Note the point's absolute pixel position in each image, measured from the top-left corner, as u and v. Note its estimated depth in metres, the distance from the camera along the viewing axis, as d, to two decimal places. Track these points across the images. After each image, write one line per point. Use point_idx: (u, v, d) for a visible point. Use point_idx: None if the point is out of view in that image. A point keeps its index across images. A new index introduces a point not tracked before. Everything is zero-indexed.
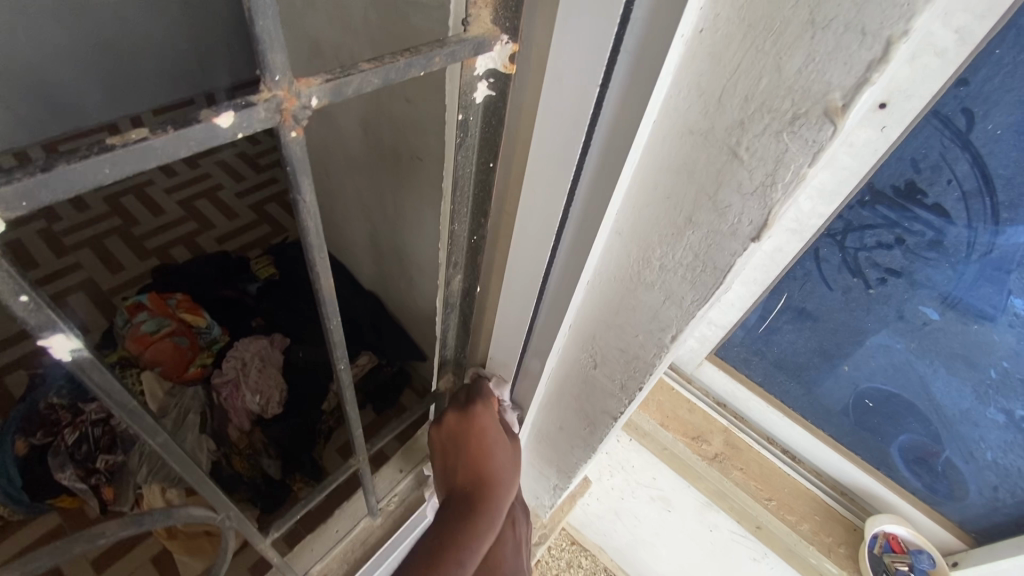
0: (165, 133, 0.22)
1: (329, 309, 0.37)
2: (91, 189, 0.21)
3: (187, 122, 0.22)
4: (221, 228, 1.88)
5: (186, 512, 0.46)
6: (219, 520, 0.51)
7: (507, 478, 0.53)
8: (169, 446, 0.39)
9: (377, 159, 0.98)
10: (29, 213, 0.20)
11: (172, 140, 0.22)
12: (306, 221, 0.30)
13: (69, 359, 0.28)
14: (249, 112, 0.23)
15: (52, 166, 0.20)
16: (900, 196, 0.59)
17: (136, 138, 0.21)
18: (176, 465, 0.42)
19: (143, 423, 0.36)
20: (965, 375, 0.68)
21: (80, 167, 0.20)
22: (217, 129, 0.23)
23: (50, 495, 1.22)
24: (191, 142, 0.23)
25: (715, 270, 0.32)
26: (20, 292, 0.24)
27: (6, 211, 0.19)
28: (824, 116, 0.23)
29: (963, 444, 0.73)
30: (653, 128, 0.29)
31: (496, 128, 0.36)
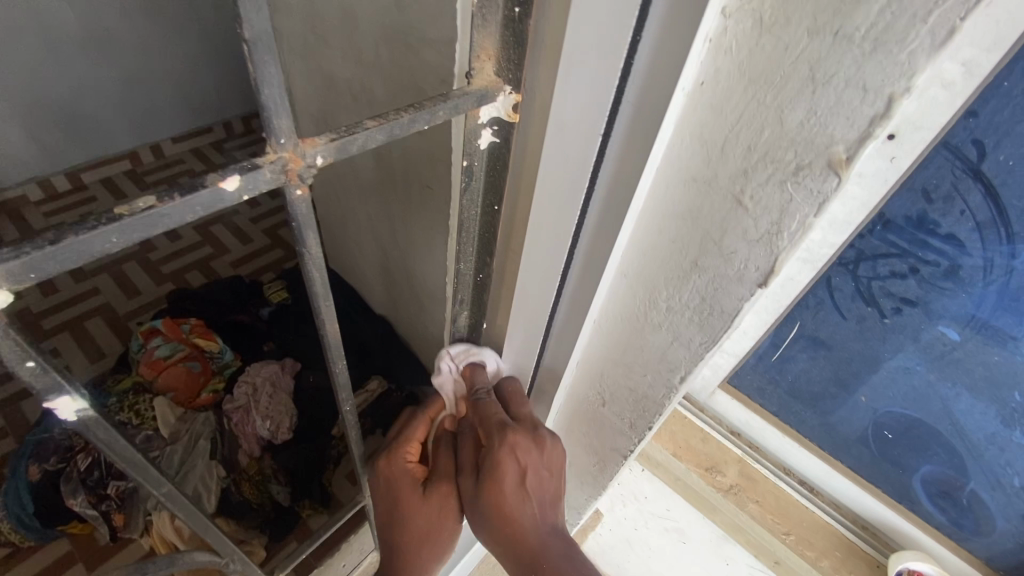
0: (172, 200, 0.22)
1: (334, 352, 0.37)
2: (98, 256, 0.22)
3: (193, 189, 0.22)
4: (236, 252, 1.91)
5: (190, 557, 0.48)
6: (224, 563, 0.51)
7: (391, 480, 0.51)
8: (173, 494, 0.40)
9: (388, 188, 1.00)
10: (37, 282, 0.21)
11: (179, 207, 0.22)
12: (311, 270, 0.30)
13: (75, 419, 0.29)
14: (255, 175, 0.24)
15: (62, 238, 0.20)
16: (912, 226, 0.59)
17: (143, 207, 0.22)
18: (181, 512, 0.42)
19: (147, 474, 0.36)
20: (988, 402, 0.66)
21: (87, 238, 0.21)
22: (224, 193, 0.23)
23: (61, 521, 1.23)
24: (197, 208, 0.23)
25: (722, 314, 0.32)
26: (28, 356, 0.24)
27: (15, 283, 0.20)
28: (828, 168, 0.23)
29: (988, 475, 0.71)
30: (656, 174, 0.29)
31: (500, 173, 0.36)
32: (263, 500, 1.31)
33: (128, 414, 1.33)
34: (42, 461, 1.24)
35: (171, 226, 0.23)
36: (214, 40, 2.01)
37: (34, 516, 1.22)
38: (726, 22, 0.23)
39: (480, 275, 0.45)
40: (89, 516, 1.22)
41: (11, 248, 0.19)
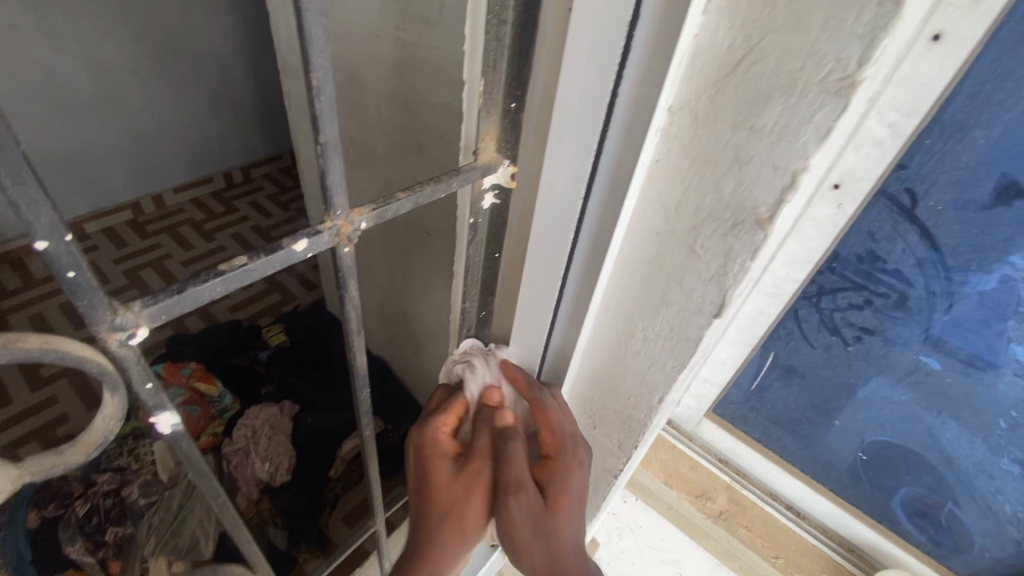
0: (259, 258, 0.28)
1: (360, 382, 0.42)
2: (206, 301, 0.28)
3: (273, 249, 0.29)
4: (234, 297, 1.96)
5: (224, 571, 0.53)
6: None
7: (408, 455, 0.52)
8: (225, 507, 0.46)
9: (390, 234, 1.08)
10: (164, 321, 0.27)
11: (265, 263, 0.29)
12: (349, 312, 0.36)
13: (170, 431, 0.33)
14: (317, 238, 0.30)
15: (184, 288, 0.27)
16: (865, 263, 0.66)
17: (239, 264, 0.28)
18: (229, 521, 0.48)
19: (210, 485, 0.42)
20: (973, 425, 0.70)
21: (200, 288, 0.27)
22: (295, 251, 0.30)
23: (57, 570, 1.20)
24: (277, 261, 0.30)
25: (688, 341, 0.38)
26: (148, 379, 0.30)
27: (151, 321, 0.27)
28: (756, 225, 0.30)
29: (980, 498, 0.74)
30: (627, 229, 0.36)
31: (501, 228, 0.43)
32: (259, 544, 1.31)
33: (127, 459, 1.35)
34: (40, 508, 1.25)
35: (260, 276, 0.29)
36: (219, 97, 2.13)
37: (31, 564, 1.18)
38: (671, 117, 0.30)
39: (481, 312, 0.51)
40: (85, 563, 1.19)
41: (151, 298, 0.26)
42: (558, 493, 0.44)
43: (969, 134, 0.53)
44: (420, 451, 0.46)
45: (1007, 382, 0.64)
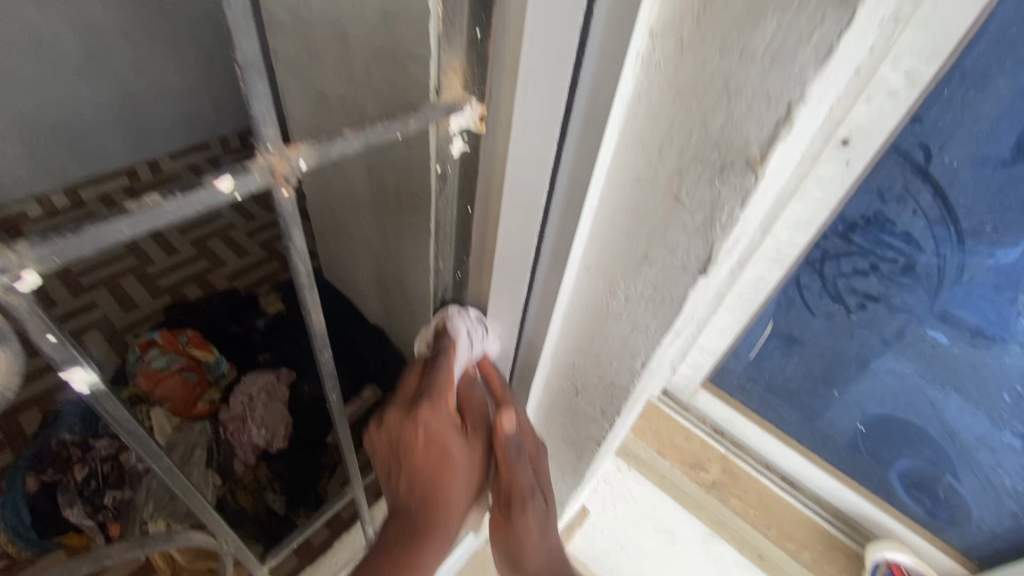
0: (173, 197, 0.26)
1: (320, 341, 0.41)
2: (114, 242, 0.26)
3: (192, 187, 0.27)
4: (232, 265, 1.94)
5: (187, 536, 0.53)
6: (221, 544, 0.57)
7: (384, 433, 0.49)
8: (171, 469, 0.45)
9: (382, 200, 1.04)
10: (65, 264, 0.26)
11: (180, 203, 0.27)
12: (296, 264, 0.35)
13: (88, 391, 0.33)
14: (245, 176, 0.28)
15: (82, 228, 0.25)
16: (872, 226, 0.62)
17: (148, 203, 0.26)
18: (181, 491, 0.48)
19: (150, 449, 0.42)
20: (978, 399, 0.68)
21: (105, 227, 0.25)
22: (219, 192, 0.28)
23: (58, 534, 1.25)
24: (197, 201, 0.27)
25: (672, 301, 0.35)
26: (50, 332, 0.28)
27: (44, 264, 0.25)
28: (746, 166, 0.27)
29: (980, 473, 0.72)
30: (607, 176, 0.33)
31: (472, 179, 0.39)
32: (258, 508, 1.33)
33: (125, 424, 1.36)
34: (40, 472, 1.28)
35: (178, 217, 0.27)
36: (214, 60, 2.07)
37: (31, 527, 1.25)
38: (653, 41, 0.27)
39: (458, 272, 0.49)
40: (86, 526, 1.24)
41: (42, 237, 0.24)
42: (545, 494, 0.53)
43: (993, 82, 0.48)
44: (435, 449, 0.46)
45: (1013, 355, 0.62)
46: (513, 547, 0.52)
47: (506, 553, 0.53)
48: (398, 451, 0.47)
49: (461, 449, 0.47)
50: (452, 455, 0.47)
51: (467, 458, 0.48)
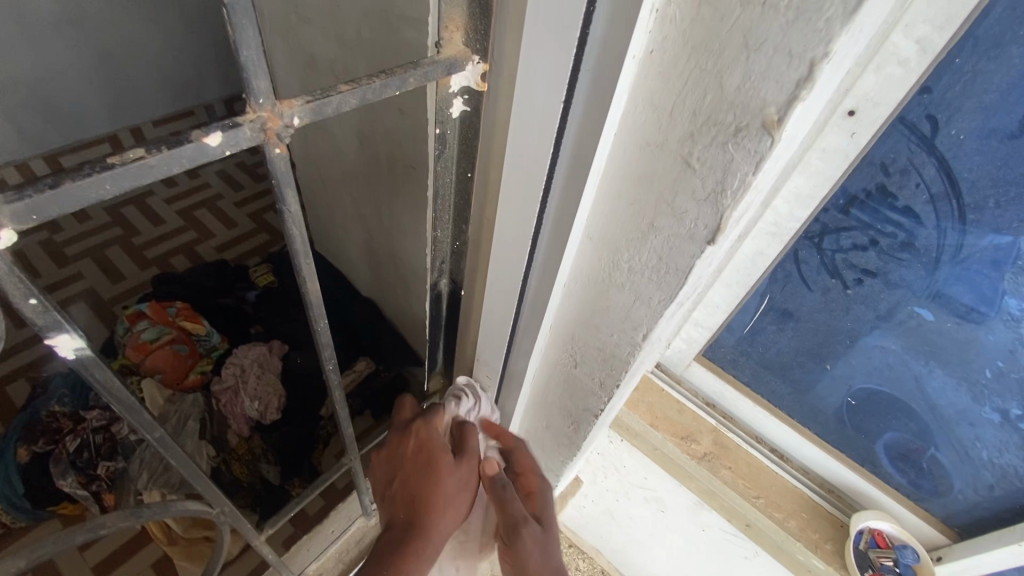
0: (159, 152, 0.25)
1: (316, 311, 0.40)
2: (94, 200, 0.25)
3: (178, 142, 0.25)
4: (221, 236, 1.90)
5: (182, 507, 0.52)
6: (215, 514, 0.57)
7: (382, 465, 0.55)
8: (164, 439, 0.44)
9: (375, 170, 1.02)
10: (41, 223, 0.24)
11: (167, 158, 0.25)
12: (291, 228, 0.33)
13: (74, 357, 0.31)
14: (236, 132, 0.26)
15: (59, 183, 0.23)
16: (873, 199, 0.61)
17: (133, 157, 0.24)
18: (178, 465, 0.48)
19: (142, 419, 0.41)
20: (954, 372, 0.69)
21: (85, 182, 0.24)
22: (207, 147, 0.26)
23: (51, 504, 1.26)
24: (183, 160, 0.26)
25: (677, 271, 0.34)
26: (31, 296, 0.27)
27: (19, 221, 0.23)
28: (762, 129, 0.26)
29: (959, 446, 0.74)
30: (614, 140, 0.32)
31: (472, 142, 0.39)
32: (253, 479, 1.34)
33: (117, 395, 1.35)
34: (31, 444, 1.26)
35: (162, 176, 0.26)
36: (195, 20, 1.98)
37: (24, 498, 1.24)
38: None
39: (456, 242, 0.48)
40: (79, 496, 1.24)
41: (15, 193, 0.22)
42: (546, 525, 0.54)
43: (1005, 52, 0.47)
44: (432, 466, 0.53)
45: (997, 334, 0.63)
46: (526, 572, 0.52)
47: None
48: (397, 462, 0.54)
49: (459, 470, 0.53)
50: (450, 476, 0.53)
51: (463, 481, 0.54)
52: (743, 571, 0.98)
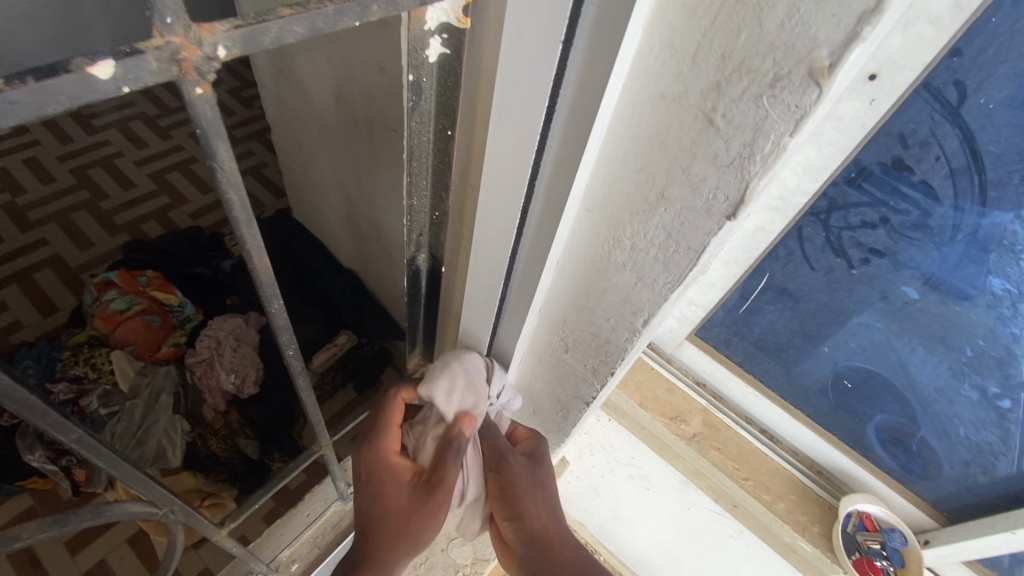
0: (24, 85, 0.19)
1: (268, 291, 0.35)
2: None
3: (53, 73, 0.20)
4: (195, 202, 1.81)
5: (121, 509, 0.48)
6: (162, 514, 0.52)
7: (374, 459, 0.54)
8: (87, 441, 0.40)
9: (354, 131, 0.96)
10: None
11: (33, 93, 0.20)
12: (227, 190, 0.28)
13: None
14: (135, 61, 0.21)
15: None
16: (888, 172, 0.57)
17: None
18: (103, 463, 0.43)
19: (51, 419, 0.36)
20: (942, 355, 0.67)
21: None
22: (94, 81, 0.21)
23: (19, 478, 1.21)
24: (60, 96, 0.21)
25: (689, 249, 0.31)
26: None
27: None
28: (809, 77, 0.22)
29: (939, 422, 0.72)
30: (622, 93, 0.28)
31: (452, 91, 0.34)
32: (231, 454, 1.30)
33: (83, 367, 1.29)
34: None
35: (30, 118, 0.20)
36: None
37: None
38: None
39: (435, 213, 0.43)
40: (48, 471, 1.20)
41: None
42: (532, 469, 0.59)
43: None
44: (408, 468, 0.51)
45: (980, 312, 0.61)
46: (513, 506, 0.57)
47: (511, 517, 0.57)
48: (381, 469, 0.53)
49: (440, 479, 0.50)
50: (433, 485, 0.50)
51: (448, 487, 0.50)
52: (727, 549, 0.98)
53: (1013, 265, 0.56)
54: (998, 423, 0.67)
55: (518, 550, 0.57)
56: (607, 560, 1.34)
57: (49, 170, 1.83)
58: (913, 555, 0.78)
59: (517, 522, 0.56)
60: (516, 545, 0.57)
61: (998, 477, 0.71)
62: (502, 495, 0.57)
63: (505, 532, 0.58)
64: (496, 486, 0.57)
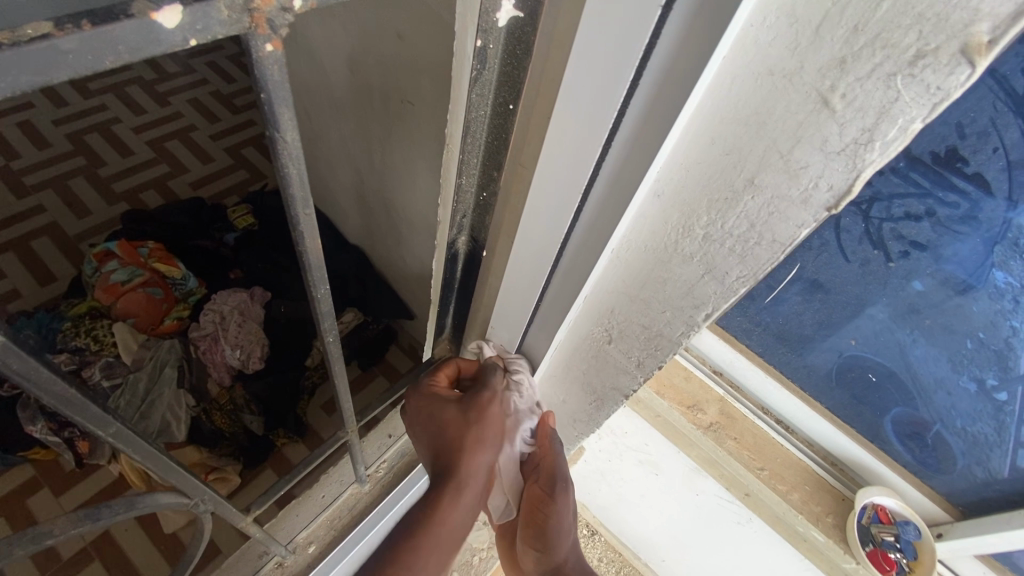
0: (78, 30, 0.18)
1: (317, 275, 0.34)
2: None
3: (112, 17, 0.18)
4: (196, 172, 1.76)
5: (153, 501, 0.47)
6: (195, 503, 0.52)
7: (429, 419, 0.53)
8: (124, 433, 0.39)
9: (368, 102, 0.92)
10: None
11: (90, 40, 0.18)
12: (287, 166, 0.27)
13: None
14: (204, 8, 0.19)
15: None
16: (938, 163, 0.53)
17: (34, 37, 0.17)
18: (140, 457, 0.42)
19: (91, 415, 0.35)
20: (943, 343, 0.66)
21: None
22: (158, 30, 0.19)
23: (21, 448, 1.20)
24: (119, 47, 0.19)
25: (774, 243, 0.32)
26: None
27: None
28: (960, 55, 0.21)
29: (937, 414, 0.72)
30: (720, 67, 0.27)
31: (521, 58, 0.33)
32: (235, 429, 1.29)
33: (85, 339, 1.26)
34: None
35: (80, 70, 0.19)
36: None
37: None
38: None
39: (483, 193, 0.43)
40: (51, 443, 1.19)
41: None
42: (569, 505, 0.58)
43: None
44: (461, 416, 0.51)
45: (980, 305, 0.60)
46: (544, 538, 0.57)
47: (540, 550, 0.58)
48: (436, 423, 0.52)
49: (486, 436, 0.51)
50: (477, 446, 0.51)
51: (490, 458, 0.52)
52: (733, 536, 0.98)
53: (1017, 259, 0.55)
54: (994, 413, 0.67)
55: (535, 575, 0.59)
56: (608, 541, 1.35)
57: (44, 134, 1.77)
58: (926, 547, 0.79)
59: (543, 554, 0.58)
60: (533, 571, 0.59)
61: (1002, 476, 0.71)
62: (535, 523, 0.58)
63: (525, 559, 0.60)
64: (534, 516, 0.58)
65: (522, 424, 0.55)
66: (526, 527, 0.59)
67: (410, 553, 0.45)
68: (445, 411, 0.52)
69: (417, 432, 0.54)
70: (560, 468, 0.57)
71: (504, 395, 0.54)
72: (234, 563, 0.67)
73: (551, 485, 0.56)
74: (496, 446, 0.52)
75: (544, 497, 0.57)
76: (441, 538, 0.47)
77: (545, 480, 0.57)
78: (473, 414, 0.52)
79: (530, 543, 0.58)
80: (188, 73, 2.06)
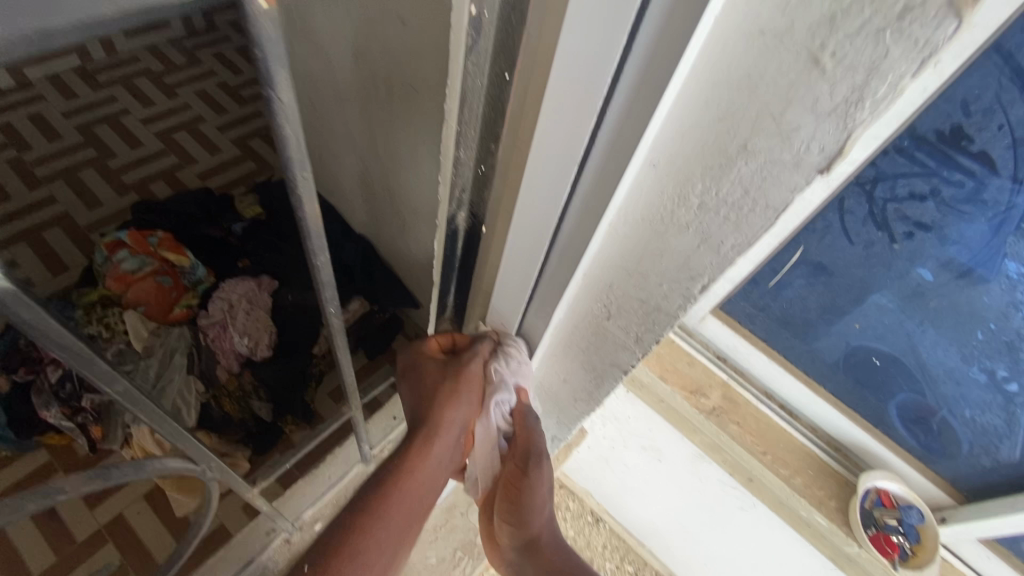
0: None
1: (315, 239, 0.36)
2: None
3: None
4: (204, 162, 1.78)
5: (159, 465, 0.49)
6: (200, 471, 0.54)
7: (412, 380, 0.57)
8: (131, 390, 0.42)
9: (372, 89, 0.93)
10: None
11: None
12: (283, 126, 0.28)
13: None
14: None
15: None
16: (944, 142, 0.52)
17: None
18: (145, 415, 0.45)
19: (95, 368, 0.39)
20: (953, 337, 0.66)
21: None
22: None
23: (36, 433, 1.22)
24: None
25: (766, 208, 0.32)
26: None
27: None
28: (948, 6, 0.22)
29: (948, 404, 0.72)
30: (711, 32, 0.27)
31: (516, 26, 0.34)
32: (245, 415, 1.32)
33: (98, 326, 1.29)
34: (10, 373, 1.21)
35: None
36: None
37: (7, 427, 1.20)
38: None
39: (480, 167, 0.44)
40: (65, 427, 1.21)
41: None
42: (544, 481, 0.58)
43: None
44: (437, 377, 0.55)
45: (991, 296, 0.60)
46: (519, 514, 0.59)
47: (513, 526, 0.60)
48: (418, 382, 0.56)
49: (459, 392, 0.54)
50: (450, 402, 0.54)
51: (463, 416, 0.55)
52: (737, 521, 0.98)
53: None
54: (1003, 405, 0.68)
55: (511, 550, 0.62)
56: (612, 528, 1.35)
57: (54, 126, 1.79)
58: (929, 532, 0.78)
59: (517, 529, 0.60)
60: (510, 546, 0.62)
61: (1006, 459, 0.71)
62: (511, 498, 0.59)
63: (502, 534, 0.62)
64: (510, 491, 0.59)
65: (502, 395, 0.55)
66: (504, 503, 0.60)
67: (379, 498, 0.49)
68: (427, 370, 0.56)
69: (401, 390, 0.59)
70: (538, 445, 0.57)
71: (483, 363, 0.56)
72: (241, 541, 0.69)
73: (527, 462, 0.57)
74: (466, 405, 0.55)
75: (521, 472, 0.58)
76: (404, 486, 0.51)
77: (522, 457, 0.58)
78: (449, 376, 0.55)
79: (506, 518, 0.60)
80: (195, 65, 2.07)
